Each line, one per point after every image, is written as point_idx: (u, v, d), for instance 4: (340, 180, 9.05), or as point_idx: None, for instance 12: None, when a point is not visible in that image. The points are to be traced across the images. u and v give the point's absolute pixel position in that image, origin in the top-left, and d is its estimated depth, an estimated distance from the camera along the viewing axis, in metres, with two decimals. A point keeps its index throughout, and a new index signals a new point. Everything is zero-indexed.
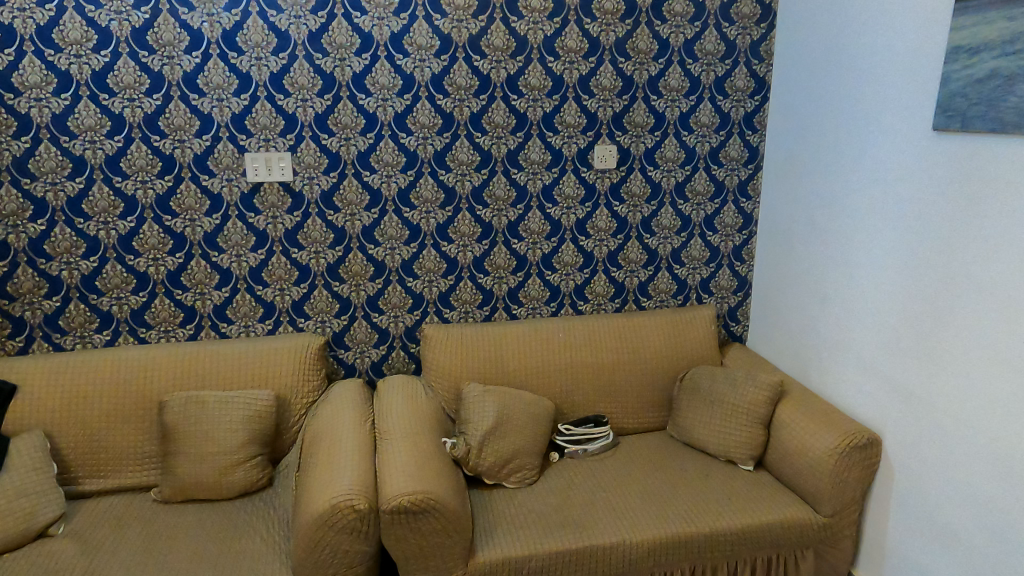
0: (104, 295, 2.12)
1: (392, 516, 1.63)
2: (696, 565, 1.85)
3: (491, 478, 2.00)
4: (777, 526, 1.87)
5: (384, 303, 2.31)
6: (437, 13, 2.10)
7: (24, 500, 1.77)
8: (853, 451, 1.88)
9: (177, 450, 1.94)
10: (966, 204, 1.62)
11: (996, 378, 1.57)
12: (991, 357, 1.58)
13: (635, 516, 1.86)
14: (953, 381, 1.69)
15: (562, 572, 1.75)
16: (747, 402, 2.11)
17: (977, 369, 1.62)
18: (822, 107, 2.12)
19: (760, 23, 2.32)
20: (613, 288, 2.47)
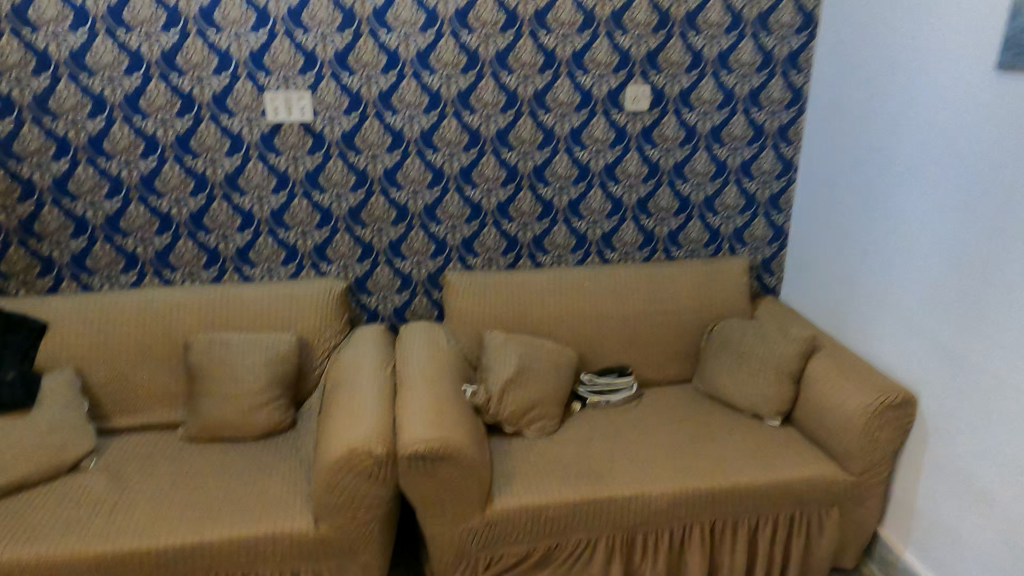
0: (129, 236, 2.12)
1: (409, 463, 1.63)
2: (716, 519, 1.82)
3: (511, 426, 1.99)
4: (800, 483, 1.82)
5: (407, 248, 2.28)
6: None
7: (56, 435, 1.82)
8: (887, 411, 1.80)
9: (203, 390, 1.97)
10: None
11: None
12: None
13: (656, 469, 1.84)
14: (998, 341, 1.59)
15: (579, 521, 1.75)
16: (776, 357, 2.04)
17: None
18: (875, 43, 1.95)
19: None
20: (643, 236, 2.38)
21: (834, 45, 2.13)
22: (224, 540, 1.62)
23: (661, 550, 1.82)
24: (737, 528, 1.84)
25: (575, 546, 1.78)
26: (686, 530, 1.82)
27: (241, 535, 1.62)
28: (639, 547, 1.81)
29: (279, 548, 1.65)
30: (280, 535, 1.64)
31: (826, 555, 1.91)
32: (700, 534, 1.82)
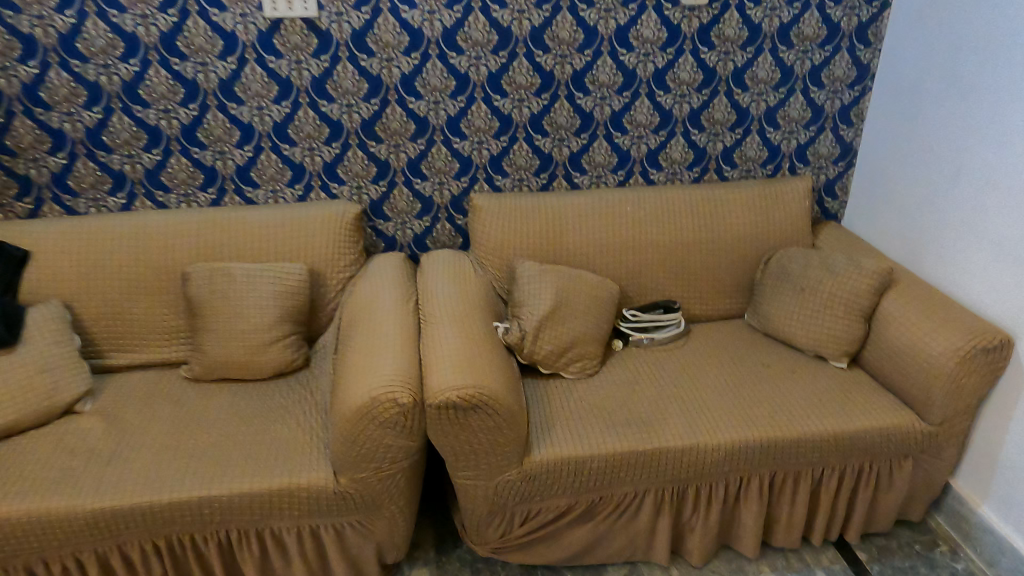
0: (114, 153, 1.87)
1: (438, 412, 1.44)
2: (776, 472, 1.64)
3: (548, 367, 1.79)
4: (873, 433, 1.63)
5: (427, 167, 2.02)
6: None
7: (45, 376, 1.64)
8: (978, 355, 1.59)
9: (206, 327, 1.77)
10: None
11: None
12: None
13: (712, 417, 1.65)
14: None
15: (626, 474, 1.57)
16: (846, 291, 1.81)
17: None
18: None
19: None
20: (693, 154, 2.10)
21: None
22: (234, 495, 1.45)
23: (714, 504, 1.65)
24: (799, 481, 1.66)
25: (620, 500, 1.61)
26: (742, 483, 1.64)
27: (253, 489, 1.46)
28: (690, 500, 1.64)
29: (295, 502, 1.49)
30: (296, 489, 1.47)
31: (892, 509, 1.74)
32: (758, 487, 1.65)
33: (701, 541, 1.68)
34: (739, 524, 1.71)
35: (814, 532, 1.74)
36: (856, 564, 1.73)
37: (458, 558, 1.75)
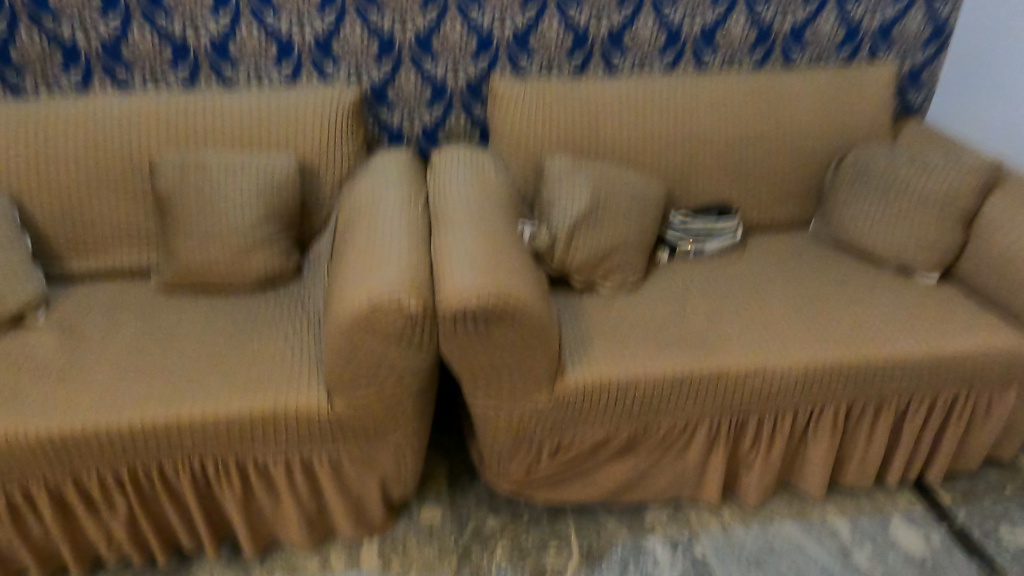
0: (63, 19, 1.56)
1: (451, 325, 1.16)
2: (855, 401, 1.37)
3: (581, 279, 1.51)
4: (976, 356, 1.35)
5: (439, 44, 1.70)
6: None
7: None
8: None
9: (178, 227, 1.50)
10: None
11: None
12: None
13: (780, 336, 1.38)
14: None
15: (676, 400, 1.32)
16: (942, 191, 1.52)
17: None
18: None
19: None
20: (756, 33, 1.77)
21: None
22: (206, 419, 1.20)
23: (778, 437, 1.39)
24: (881, 412, 1.40)
25: (668, 431, 1.36)
26: (814, 414, 1.37)
27: (229, 412, 1.21)
28: (749, 433, 1.38)
29: (281, 428, 1.24)
30: (281, 414, 1.23)
31: (986, 446, 1.48)
32: (832, 419, 1.38)
33: (759, 479, 1.43)
34: (805, 461, 1.45)
35: (892, 471, 1.49)
36: (940, 508, 1.48)
37: (475, 495, 1.52)
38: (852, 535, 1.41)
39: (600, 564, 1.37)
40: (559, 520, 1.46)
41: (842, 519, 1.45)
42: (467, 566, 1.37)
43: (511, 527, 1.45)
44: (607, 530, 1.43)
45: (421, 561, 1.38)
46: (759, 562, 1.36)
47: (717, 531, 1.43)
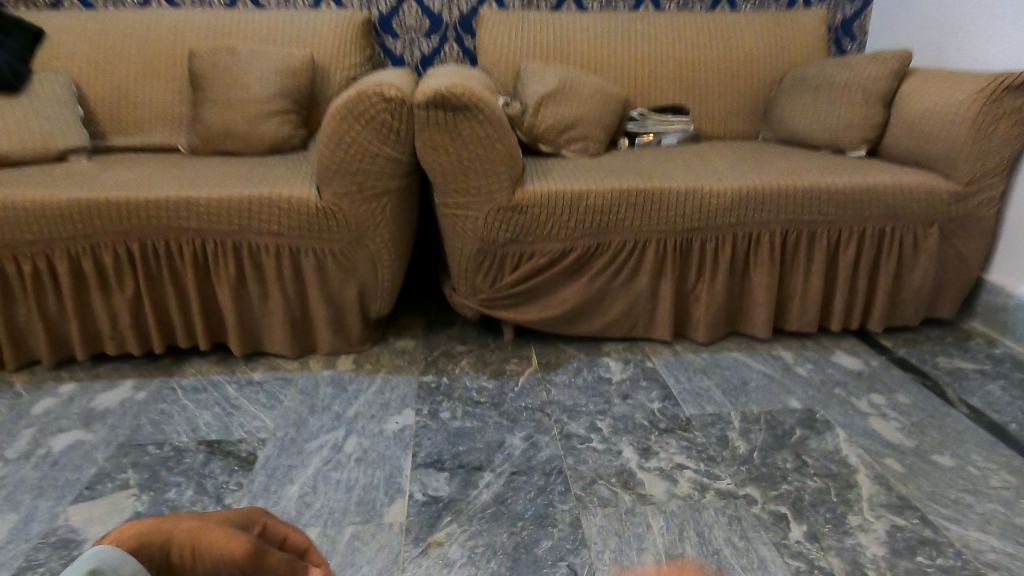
0: None
1: (427, 114, 1.34)
2: (789, 230, 1.52)
3: (548, 145, 1.72)
4: (897, 190, 1.50)
5: (398, 25, 2.04)
6: None
7: (41, 122, 1.64)
8: (1005, 97, 1.45)
9: (208, 98, 1.76)
10: None
11: None
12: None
13: (722, 173, 1.54)
14: None
15: (625, 215, 1.46)
16: (865, 78, 1.71)
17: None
18: None
19: None
20: None
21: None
22: (211, 200, 1.38)
23: (720, 264, 1.53)
24: (814, 245, 1.54)
25: (619, 251, 1.51)
26: (752, 240, 1.52)
27: (230, 196, 1.39)
28: (694, 257, 1.53)
29: (274, 214, 1.40)
30: (275, 200, 1.40)
31: (919, 292, 1.60)
32: (769, 246, 1.53)
33: (707, 310, 1.56)
34: (750, 297, 1.58)
35: (833, 315, 1.60)
36: (880, 347, 1.58)
37: (448, 333, 1.65)
38: (795, 358, 1.52)
39: (556, 369, 1.48)
40: (523, 347, 1.58)
41: (787, 351, 1.56)
42: (433, 369, 1.48)
43: (478, 349, 1.57)
44: (566, 353, 1.55)
45: (392, 366, 1.50)
46: (705, 370, 1.46)
47: (669, 355, 1.54)
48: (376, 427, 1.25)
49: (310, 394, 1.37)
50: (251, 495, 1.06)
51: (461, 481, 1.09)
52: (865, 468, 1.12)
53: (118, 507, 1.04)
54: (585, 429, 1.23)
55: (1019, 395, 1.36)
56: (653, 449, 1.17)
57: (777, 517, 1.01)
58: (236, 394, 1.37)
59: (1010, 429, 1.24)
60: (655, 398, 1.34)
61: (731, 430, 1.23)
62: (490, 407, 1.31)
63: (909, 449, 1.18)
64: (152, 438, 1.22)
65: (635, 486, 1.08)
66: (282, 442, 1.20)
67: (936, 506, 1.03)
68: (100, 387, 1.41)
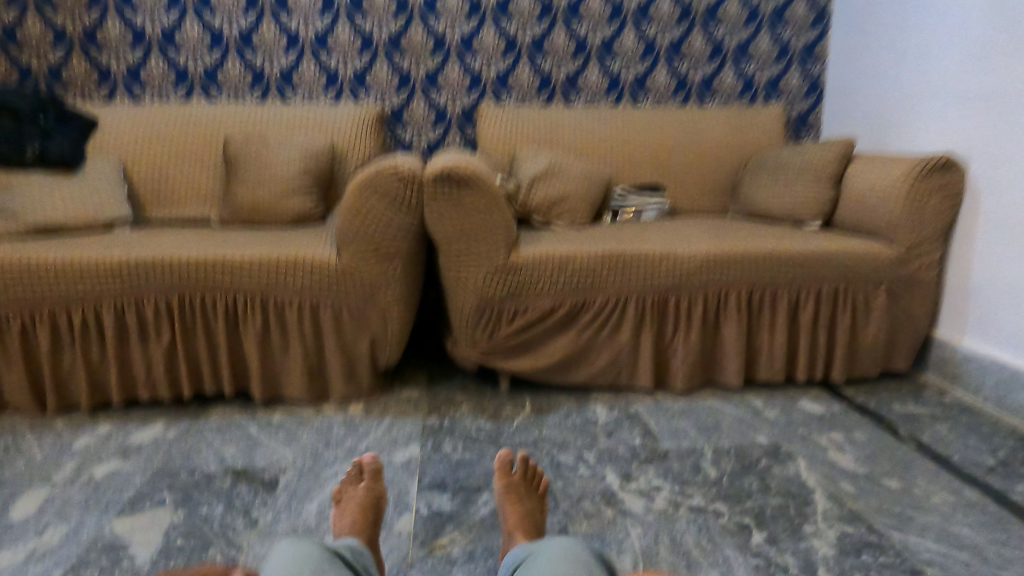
0: (181, 51, 2.20)
1: (435, 187, 1.56)
2: (754, 289, 1.71)
3: (540, 217, 1.94)
4: (847, 254, 1.70)
5: (408, 116, 2.32)
6: None
7: (92, 197, 1.86)
8: (932, 175, 1.68)
9: (239, 177, 1.99)
10: None
11: None
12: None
13: (693, 240, 1.75)
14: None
15: (608, 275, 1.66)
16: (816, 161, 1.96)
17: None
18: None
19: None
20: (676, 82, 2.37)
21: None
22: (244, 261, 1.57)
23: (694, 319, 1.71)
24: (777, 304, 1.73)
25: (603, 308, 1.69)
26: (721, 299, 1.71)
27: (260, 258, 1.58)
28: (670, 313, 1.71)
29: (298, 274, 1.58)
30: (299, 261, 1.58)
31: (873, 346, 1.77)
32: (737, 304, 1.71)
33: (684, 361, 1.72)
34: (722, 350, 1.75)
35: (798, 367, 1.77)
36: (841, 396, 1.74)
37: (449, 385, 1.81)
38: (763, 404, 1.67)
39: (548, 413, 1.63)
40: (517, 396, 1.74)
41: (757, 399, 1.71)
42: (436, 413, 1.63)
43: (476, 397, 1.72)
44: (556, 400, 1.71)
45: (399, 410, 1.65)
46: (682, 414, 1.61)
47: (650, 401, 1.70)
48: (385, 458, 1.39)
49: (325, 433, 1.51)
50: (275, 510, 1.20)
51: (462, 499, 1.23)
52: (821, 488, 1.26)
53: (157, 519, 1.17)
54: (573, 459, 1.38)
55: (963, 433, 1.51)
56: (634, 475, 1.32)
57: (741, 526, 1.14)
58: (258, 433, 1.51)
59: (953, 459, 1.39)
60: (637, 435, 1.49)
61: (703, 459, 1.38)
62: (487, 443, 1.46)
63: (862, 474, 1.32)
64: (183, 467, 1.36)
65: (617, 503, 1.21)
66: (301, 470, 1.34)
67: (882, 517, 1.17)
68: (134, 427, 1.55)
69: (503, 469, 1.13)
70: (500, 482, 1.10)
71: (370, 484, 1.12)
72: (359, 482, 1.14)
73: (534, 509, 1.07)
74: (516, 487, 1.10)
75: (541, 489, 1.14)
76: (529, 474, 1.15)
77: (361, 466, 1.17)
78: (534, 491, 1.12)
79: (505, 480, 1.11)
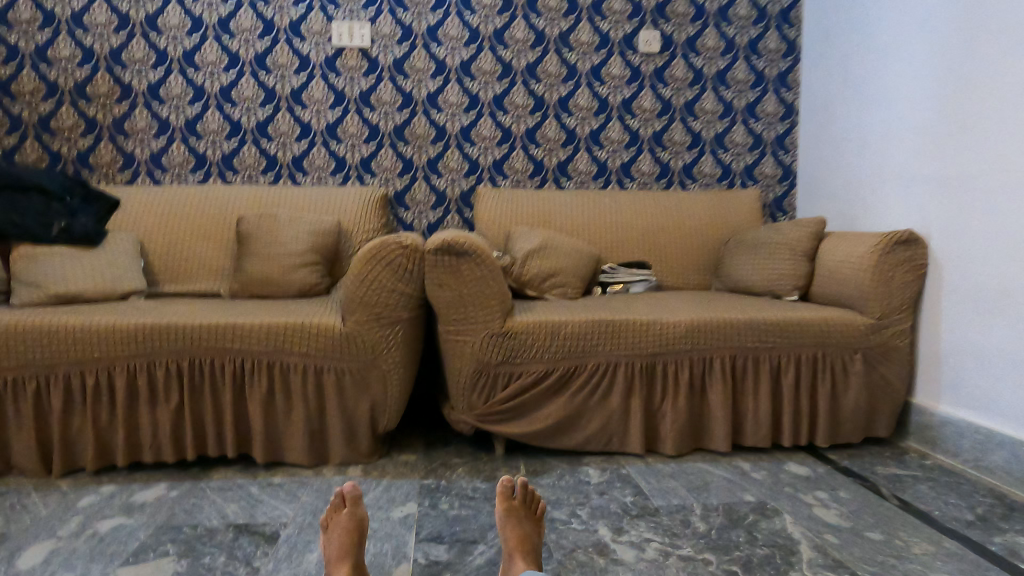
0: (202, 139, 2.38)
1: (436, 257, 1.68)
2: (737, 355, 1.80)
3: (533, 290, 2.05)
4: (822, 322, 1.80)
5: (410, 199, 2.48)
6: None
7: (111, 270, 1.97)
8: (895, 248, 1.82)
9: (249, 252, 2.10)
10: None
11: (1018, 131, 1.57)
12: (1018, 77, 1.56)
13: (678, 309, 1.86)
14: (979, 151, 1.68)
15: (598, 341, 1.75)
16: (790, 238, 2.10)
17: (1002, 104, 1.61)
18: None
19: None
20: (659, 168, 2.56)
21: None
22: (254, 326, 1.66)
23: (681, 384, 1.79)
24: (760, 369, 1.81)
25: (594, 372, 1.77)
26: (706, 364, 1.80)
27: (269, 323, 1.67)
28: (658, 377, 1.79)
29: (305, 338, 1.67)
30: (306, 326, 1.67)
31: (854, 411, 1.85)
32: (721, 369, 1.80)
33: (673, 425, 1.79)
34: (709, 415, 1.82)
35: (784, 432, 1.83)
36: (827, 460, 1.79)
37: (445, 450, 1.85)
38: (751, 467, 1.72)
39: (542, 475, 1.67)
40: (512, 460, 1.78)
41: (744, 462, 1.77)
42: (432, 475, 1.68)
43: (472, 461, 1.77)
44: (550, 464, 1.75)
45: (396, 473, 1.69)
46: (672, 475, 1.66)
47: (641, 465, 1.75)
48: (384, 514, 1.43)
49: (325, 492, 1.55)
50: (277, 559, 1.23)
51: (458, 550, 1.27)
52: (806, 540, 1.31)
53: (161, 567, 1.20)
54: (566, 515, 1.42)
55: (943, 492, 1.57)
56: (625, 528, 1.36)
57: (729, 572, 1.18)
58: (259, 492, 1.55)
59: (933, 514, 1.44)
60: (628, 494, 1.54)
61: (692, 515, 1.42)
62: (483, 500, 1.50)
63: (845, 527, 1.37)
64: (187, 522, 1.39)
65: (609, 552, 1.25)
66: (302, 524, 1.38)
67: (864, 564, 1.21)
68: (137, 487, 1.59)
69: (504, 493, 1.19)
70: (502, 506, 1.16)
71: (353, 509, 1.18)
72: (343, 508, 1.20)
73: (533, 533, 1.14)
74: (516, 510, 1.16)
75: (538, 512, 1.20)
76: (528, 497, 1.21)
77: (342, 493, 1.21)
78: (531, 514, 1.19)
79: (506, 504, 1.17)
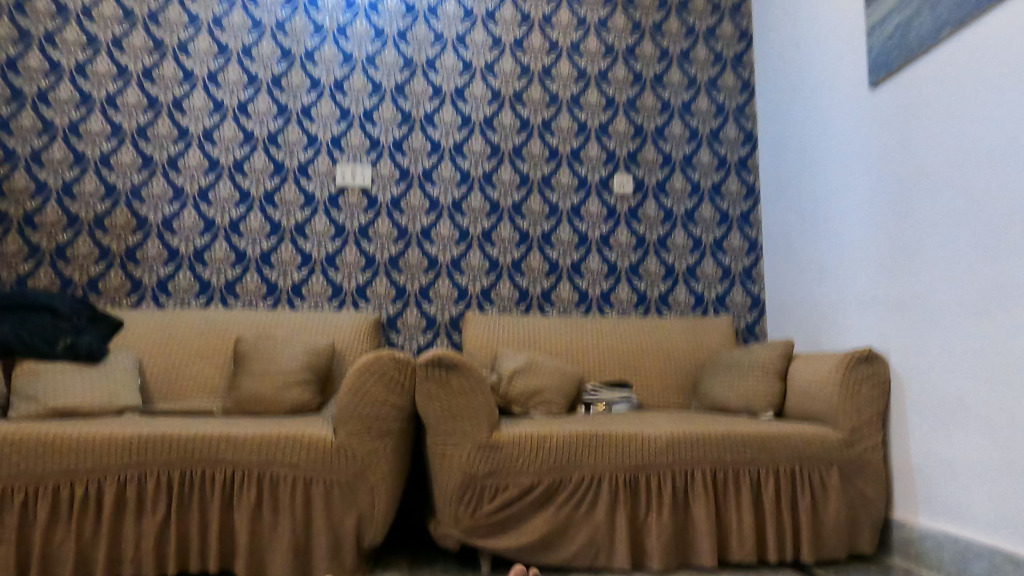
0: (208, 266, 2.54)
1: (427, 370, 1.78)
2: (717, 468, 1.85)
3: (519, 406, 2.12)
4: (796, 435, 1.88)
5: (402, 323, 2.60)
6: (476, 93, 2.74)
7: (109, 385, 2.03)
8: (857, 365, 1.94)
9: (245, 370, 2.18)
10: (899, 138, 1.98)
11: (954, 254, 1.76)
12: (946, 210, 1.78)
13: (658, 424, 1.93)
14: (922, 274, 1.87)
15: (582, 453, 1.80)
16: (761, 358, 2.23)
17: (936, 234, 1.82)
18: (797, 142, 2.55)
19: (741, 109, 2.89)
20: (637, 296, 2.73)
21: (768, 110, 2.78)
22: (247, 436, 1.71)
23: (664, 497, 1.82)
24: (740, 482, 1.85)
25: (579, 485, 1.80)
26: (688, 477, 1.84)
27: (262, 433, 1.71)
28: (642, 490, 1.83)
29: (296, 449, 1.71)
30: (299, 436, 1.72)
31: (836, 525, 1.87)
32: (703, 482, 1.84)
33: (658, 539, 1.80)
34: (694, 529, 1.84)
35: (769, 547, 1.84)
36: None
37: (430, 569, 1.83)
38: None
39: None
40: None
41: None
42: None
43: None
44: None
45: None
46: None
47: None
48: None
49: None
50: None
51: None
52: None
53: None
54: None
55: None
56: None
57: None
58: None
59: None
60: None
61: None
62: None
63: None
64: None
65: None
66: None
67: None
68: None
69: None
70: None
71: None
72: None
73: None
74: None
75: None
76: None
77: None
78: None
79: None
